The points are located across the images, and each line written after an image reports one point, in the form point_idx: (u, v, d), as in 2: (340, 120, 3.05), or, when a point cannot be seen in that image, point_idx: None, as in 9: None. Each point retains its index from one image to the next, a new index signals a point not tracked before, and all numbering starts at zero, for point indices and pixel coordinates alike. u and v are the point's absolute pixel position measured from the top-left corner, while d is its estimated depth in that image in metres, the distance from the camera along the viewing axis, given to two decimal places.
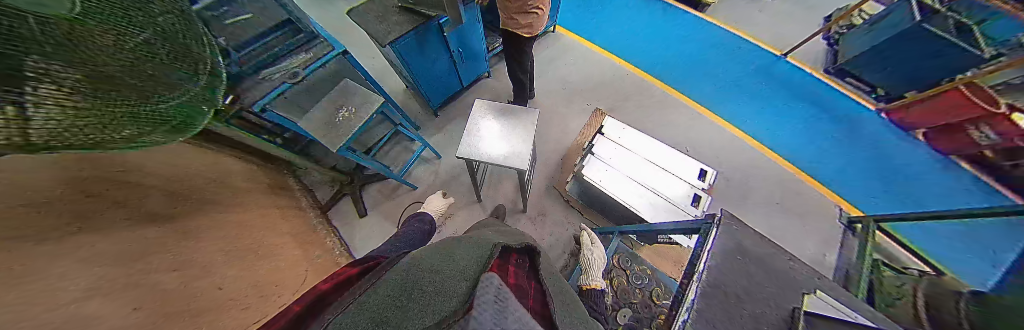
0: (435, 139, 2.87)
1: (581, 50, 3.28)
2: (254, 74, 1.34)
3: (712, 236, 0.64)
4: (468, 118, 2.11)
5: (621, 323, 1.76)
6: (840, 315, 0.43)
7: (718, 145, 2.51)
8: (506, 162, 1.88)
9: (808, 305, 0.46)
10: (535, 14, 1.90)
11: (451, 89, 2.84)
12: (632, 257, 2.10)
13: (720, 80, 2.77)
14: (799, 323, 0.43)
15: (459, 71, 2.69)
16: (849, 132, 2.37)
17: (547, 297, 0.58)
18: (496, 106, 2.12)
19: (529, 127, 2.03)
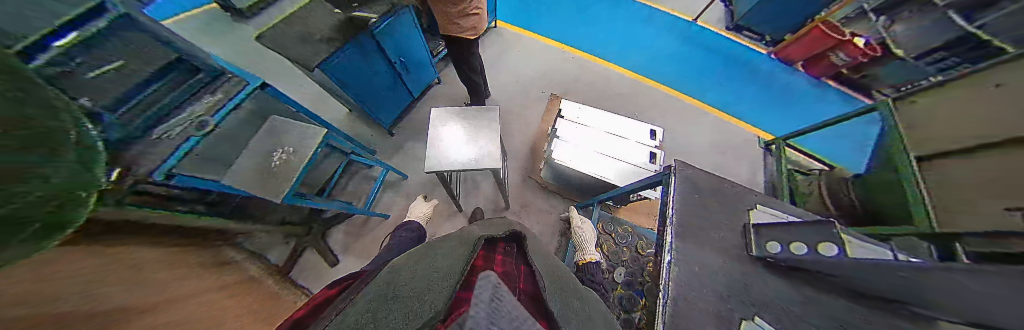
0: (397, 159, 2.73)
1: (525, 42, 3.48)
2: (143, 134, 1.04)
3: (673, 184, 0.80)
4: (430, 130, 2.00)
5: (619, 281, 1.99)
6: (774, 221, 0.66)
7: (658, 103, 2.92)
8: (480, 165, 1.86)
9: (753, 219, 0.67)
10: (477, 16, 1.90)
11: (401, 105, 2.70)
12: (614, 221, 2.48)
13: (650, 49, 3.15)
14: (752, 238, 0.61)
15: (406, 83, 2.54)
16: (751, 73, 2.91)
17: (534, 277, 0.75)
18: (455, 112, 2.06)
19: (492, 125, 2.03)
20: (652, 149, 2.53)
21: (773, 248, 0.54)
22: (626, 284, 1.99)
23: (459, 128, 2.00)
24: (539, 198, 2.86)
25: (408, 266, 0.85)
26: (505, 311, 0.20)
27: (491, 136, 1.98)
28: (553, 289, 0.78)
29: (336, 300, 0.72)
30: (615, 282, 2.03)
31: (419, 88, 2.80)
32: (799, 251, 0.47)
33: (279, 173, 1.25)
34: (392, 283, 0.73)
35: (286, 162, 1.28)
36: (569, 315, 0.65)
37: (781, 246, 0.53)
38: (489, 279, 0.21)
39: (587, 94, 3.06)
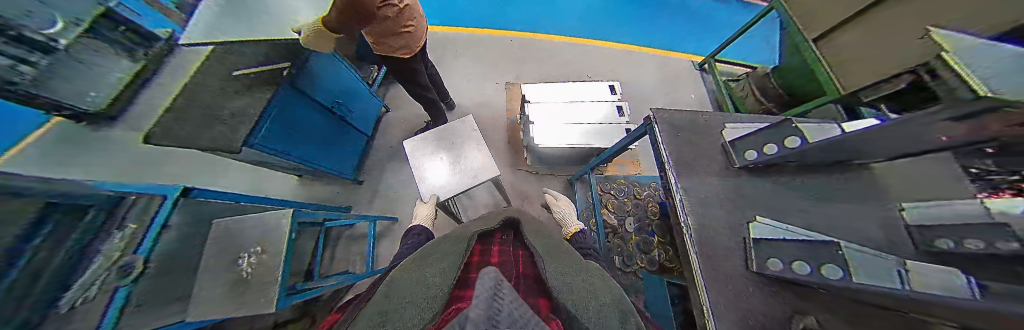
0: (380, 203, 2.55)
1: (464, 41, 3.58)
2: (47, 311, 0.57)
3: (657, 134, 0.90)
4: (414, 167, 1.84)
5: (631, 230, 2.42)
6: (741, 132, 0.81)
7: (596, 62, 3.54)
8: (479, 179, 1.80)
9: (727, 137, 0.80)
10: (408, 33, 1.61)
11: (354, 147, 2.48)
12: (608, 179, 2.82)
13: (577, 12, 3.75)
14: (737, 156, 0.75)
15: (348, 122, 2.27)
16: (652, 11, 3.80)
17: (530, 259, 0.91)
18: (434, 138, 1.93)
19: (474, 136, 1.95)
20: (617, 104, 2.72)
21: (750, 156, 0.72)
22: (638, 230, 2.36)
23: (439, 152, 1.88)
24: (535, 185, 3.11)
25: (406, 273, 0.80)
26: (508, 312, 0.21)
27: (479, 146, 1.91)
28: (555, 266, 0.84)
29: (342, 316, 0.75)
30: (629, 231, 2.44)
31: (366, 122, 2.57)
32: (775, 150, 0.66)
33: (257, 283, 0.92)
34: (391, 285, 0.75)
35: (262, 265, 0.95)
36: (571, 286, 0.72)
37: (758, 152, 0.71)
38: (491, 272, 0.23)
39: (540, 73, 3.52)
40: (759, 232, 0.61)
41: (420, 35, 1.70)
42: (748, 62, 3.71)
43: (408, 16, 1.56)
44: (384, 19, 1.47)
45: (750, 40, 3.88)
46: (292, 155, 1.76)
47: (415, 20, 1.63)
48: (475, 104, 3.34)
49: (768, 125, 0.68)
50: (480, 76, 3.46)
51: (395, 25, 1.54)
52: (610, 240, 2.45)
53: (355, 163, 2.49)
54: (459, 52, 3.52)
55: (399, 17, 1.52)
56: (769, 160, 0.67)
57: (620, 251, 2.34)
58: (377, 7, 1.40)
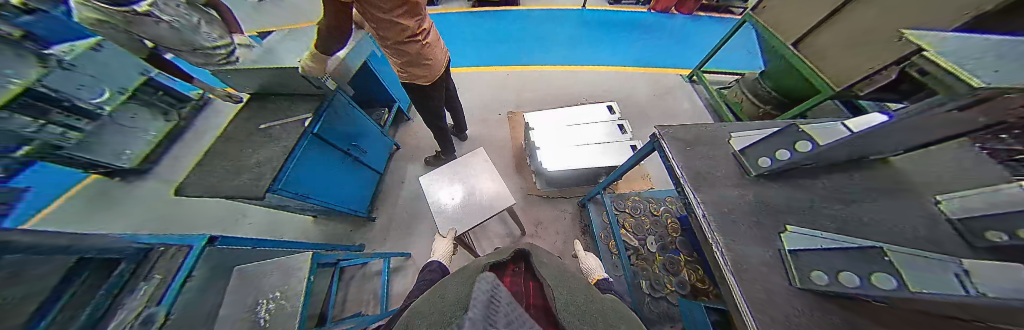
0: (392, 240, 2.53)
1: (466, 79, 3.96)
2: None
3: (665, 148, 0.92)
4: (431, 202, 1.88)
5: (656, 251, 2.41)
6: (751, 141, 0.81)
7: (590, 86, 3.81)
8: (493, 209, 1.83)
9: (735, 146, 0.81)
10: (428, 65, 1.72)
11: (369, 184, 2.57)
12: (619, 196, 2.82)
13: (565, 44, 4.21)
14: (748, 167, 0.75)
15: (364, 162, 2.40)
16: (631, 38, 4.24)
17: (541, 290, 0.86)
18: (446, 172, 2.00)
19: (484, 165, 2.03)
20: (617, 122, 2.84)
21: (764, 163, 0.72)
22: (661, 249, 2.39)
23: (452, 184, 1.95)
24: (547, 209, 3.09)
25: (428, 301, 0.82)
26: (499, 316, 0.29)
27: (489, 175, 1.98)
28: (568, 294, 0.85)
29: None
30: (652, 251, 2.43)
31: (380, 160, 2.69)
32: (786, 156, 0.67)
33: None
34: (409, 319, 0.74)
35: (280, 310, 0.88)
36: (588, 320, 0.69)
37: (770, 158, 0.71)
38: (488, 281, 0.34)
39: (540, 100, 3.74)
40: (792, 244, 0.56)
41: (439, 65, 1.79)
42: (735, 71, 3.94)
43: (428, 51, 1.65)
44: (409, 51, 1.56)
45: (733, 50, 4.17)
46: (315, 198, 1.87)
47: (434, 54, 1.70)
48: (482, 134, 3.51)
49: (769, 135, 0.71)
50: (484, 108, 3.72)
51: (419, 57, 1.63)
52: (636, 263, 2.37)
53: (366, 199, 2.52)
54: (463, 89, 3.86)
55: (422, 52, 1.60)
56: (779, 166, 0.67)
57: (647, 276, 2.30)
58: (402, 40, 1.50)
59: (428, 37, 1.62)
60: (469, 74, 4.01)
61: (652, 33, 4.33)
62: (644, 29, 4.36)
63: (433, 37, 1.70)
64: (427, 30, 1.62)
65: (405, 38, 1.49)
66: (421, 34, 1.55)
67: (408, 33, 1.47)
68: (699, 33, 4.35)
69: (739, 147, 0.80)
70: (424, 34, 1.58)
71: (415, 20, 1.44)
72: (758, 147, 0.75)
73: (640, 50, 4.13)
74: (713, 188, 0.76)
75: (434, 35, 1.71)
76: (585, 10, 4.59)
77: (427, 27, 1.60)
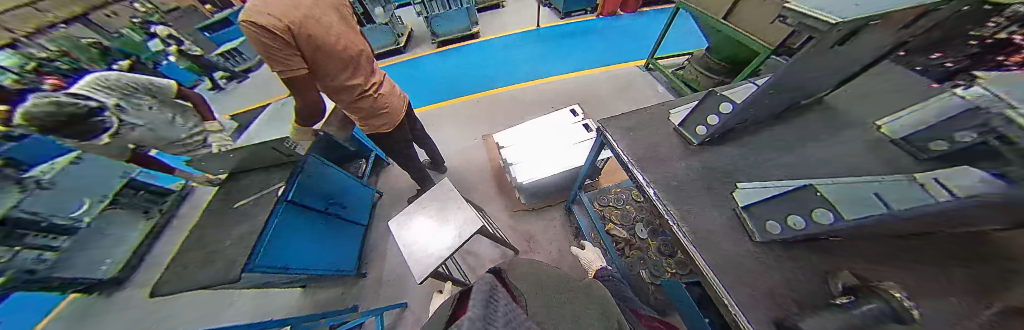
0: (387, 291, 2.46)
1: (437, 113, 4.08)
2: None
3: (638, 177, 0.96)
4: (403, 245, 1.86)
5: (647, 239, 2.42)
6: (759, 193, 0.65)
7: (555, 96, 3.98)
8: (465, 237, 1.81)
9: (741, 203, 0.67)
10: (386, 113, 1.76)
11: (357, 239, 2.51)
12: (605, 192, 2.83)
13: (525, 62, 4.44)
14: (749, 228, 0.63)
15: (344, 219, 2.34)
16: (584, 44, 4.53)
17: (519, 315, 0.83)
18: (415, 210, 2.02)
19: (453, 195, 2.07)
20: (584, 123, 2.97)
21: (774, 228, 0.57)
22: (651, 234, 2.43)
23: (423, 220, 1.96)
24: (539, 222, 3.07)
25: None
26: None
27: (459, 202, 2.01)
28: None
29: None
30: (643, 239, 2.45)
31: (361, 212, 2.65)
32: (801, 225, 0.52)
33: None
34: None
35: None
36: None
37: (780, 224, 0.57)
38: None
39: (513, 118, 3.87)
40: (768, 230, 0.59)
41: (399, 110, 1.82)
42: (685, 52, 4.20)
43: (385, 100, 1.72)
44: (363, 105, 1.65)
45: (678, 34, 4.47)
46: (302, 266, 1.78)
47: (390, 101, 1.76)
48: (463, 162, 3.57)
49: (777, 195, 0.59)
50: (459, 136, 3.80)
51: (375, 109, 1.69)
52: (629, 255, 2.37)
53: (355, 254, 2.44)
54: (436, 123, 3.96)
55: (376, 103, 1.67)
56: (807, 235, 0.50)
57: (644, 263, 2.30)
58: (355, 98, 1.62)
59: (381, 88, 1.71)
60: (443, 109, 4.15)
61: (601, 35, 4.64)
62: (594, 33, 4.68)
63: (387, 85, 1.78)
64: (380, 83, 1.72)
65: (356, 96, 1.60)
66: (372, 87, 1.65)
67: (358, 90, 1.58)
68: (644, 27, 4.67)
69: (745, 202, 0.65)
70: (376, 86, 1.67)
71: (361, 77, 1.57)
72: (766, 206, 0.61)
73: (594, 52, 4.40)
74: (671, 186, 0.74)
75: (391, 85, 1.80)
76: (539, 28, 4.90)
77: (379, 79, 1.71)
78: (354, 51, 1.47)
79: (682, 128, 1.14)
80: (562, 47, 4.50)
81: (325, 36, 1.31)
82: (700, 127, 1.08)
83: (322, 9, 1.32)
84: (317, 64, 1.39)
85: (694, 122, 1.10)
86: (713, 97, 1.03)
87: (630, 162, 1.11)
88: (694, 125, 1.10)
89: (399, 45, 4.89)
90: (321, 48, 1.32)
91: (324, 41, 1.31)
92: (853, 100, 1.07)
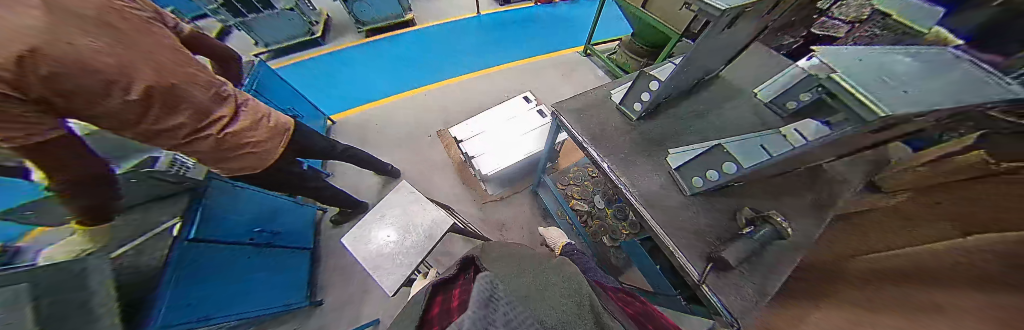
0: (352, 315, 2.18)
1: (379, 111, 3.60)
2: None
3: (596, 155, 1.11)
4: (363, 261, 1.52)
5: (604, 206, 2.63)
6: (684, 156, 0.93)
7: (507, 82, 3.92)
8: (437, 238, 1.56)
9: (674, 163, 0.94)
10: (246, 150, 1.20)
11: (307, 266, 2.05)
12: (564, 173, 2.94)
13: (469, 51, 4.21)
14: (687, 188, 0.92)
15: (285, 245, 1.83)
16: (526, 30, 4.50)
17: None
18: (373, 217, 1.65)
19: (415, 194, 1.73)
20: (538, 109, 2.97)
21: (713, 176, 0.85)
22: (608, 203, 2.64)
23: (384, 228, 1.62)
24: (505, 210, 3.06)
25: None
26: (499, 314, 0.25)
27: (424, 202, 1.70)
28: None
29: None
30: (601, 207, 2.65)
31: (304, 230, 2.10)
32: (716, 176, 0.84)
33: None
34: None
35: None
36: None
37: (702, 178, 0.88)
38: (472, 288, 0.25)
39: (468, 109, 3.67)
40: (699, 185, 0.88)
41: (270, 148, 1.27)
42: (616, 37, 4.57)
43: (238, 140, 1.16)
44: (199, 150, 1.10)
45: (610, 19, 4.81)
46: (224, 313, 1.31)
47: (251, 138, 1.19)
48: (417, 164, 3.24)
49: (700, 155, 0.88)
50: (410, 134, 3.44)
51: (221, 152, 1.14)
52: (590, 225, 2.56)
53: (306, 277, 2.03)
54: (381, 123, 3.50)
55: (221, 145, 1.13)
56: (732, 178, 0.79)
57: (605, 229, 2.53)
58: (180, 141, 1.06)
59: (234, 123, 1.15)
60: (385, 107, 3.67)
61: (541, 21, 4.66)
62: (535, 19, 4.67)
63: (251, 114, 1.22)
64: (233, 113, 1.15)
65: (181, 138, 1.04)
66: (207, 126, 1.08)
67: (180, 133, 1.03)
68: (580, 13, 4.87)
69: (677, 165, 0.94)
70: (220, 121, 1.11)
71: (182, 113, 1.01)
72: (689, 166, 0.91)
73: (538, 38, 4.41)
74: None
75: (261, 117, 1.25)
76: (480, 15, 4.67)
77: (232, 111, 1.14)
78: (164, 75, 0.94)
79: (622, 106, 1.22)
80: (506, 35, 4.40)
81: (69, 57, 0.77)
82: (636, 104, 1.18)
83: (69, 14, 0.80)
84: (83, 101, 0.84)
85: (630, 100, 1.20)
86: (642, 79, 1.11)
87: (585, 142, 1.16)
88: (631, 102, 1.20)
89: (317, 36, 4.05)
90: (79, 81, 0.79)
91: (81, 71, 0.79)
92: (736, 71, 1.34)
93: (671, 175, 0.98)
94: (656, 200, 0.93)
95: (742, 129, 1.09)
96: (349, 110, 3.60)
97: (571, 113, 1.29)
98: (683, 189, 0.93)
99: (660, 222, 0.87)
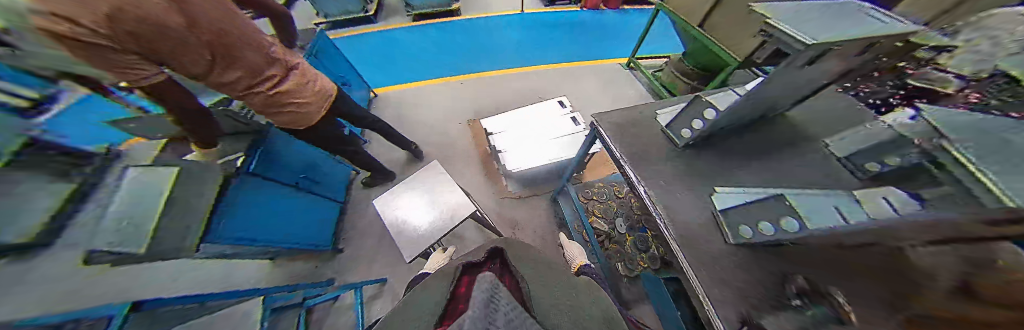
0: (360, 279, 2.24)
1: (416, 93, 3.75)
2: None
3: (630, 173, 1.09)
4: (388, 226, 1.61)
5: (625, 232, 2.51)
6: (736, 201, 0.84)
7: (542, 83, 3.89)
8: (457, 219, 1.60)
9: (720, 206, 0.87)
10: (289, 108, 1.38)
11: (332, 222, 2.18)
12: (587, 186, 2.84)
13: (510, 47, 4.25)
14: (727, 231, 0.82)
15: (320, 199, 2.00)
16: (570, 34, 4.43)
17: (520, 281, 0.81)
18: (403, 188, 1.75)
19: (444, 176, 1.79)
20: (570, 115, 2.92)
21: (769, 229, 0.68)
22: (630, 229, 2.51)
23: (412, 199, 1.69)
24: (522, 209, 2.92)
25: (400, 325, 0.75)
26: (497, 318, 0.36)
27: (451, 184, 1.76)
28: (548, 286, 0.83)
29: None
30: (621, 232, 2.52)
31: (339, 189, 2.28)
32: (773, 230, 0.67)
33: None
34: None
35: None
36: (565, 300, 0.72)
37: (752, 229, 0.75)
38: None
39: (499, 104, 3.71)
40: (749, 235, 0.75)
41: (314, 109, 1.47)
42: (664, 53, 4.33)
43: (283, 98, 1.34)
44: (254, 102, 1.29)
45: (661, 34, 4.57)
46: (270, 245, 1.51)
47: (295, 96, 1.38)
48: (441, 148, 3.29)
49: (751, 204, 0.77)
50: (441, 119, 3.54)
51: (270, 106, 1.34)
52: (608, 248, 2.44)
53: (331, 231, 2.17)
54: (416, 104, 3.64)
55: (270, 101, 1.31)
56: (791, 238, 0.60)
57: (622, 256, 2.39)
58: (240, 93, 1.25)
59: (283, 83, 1.32)
60: (422, 90, 3.81)
61: (587, 26, 4.55)
62: (580, 23, 4.57)
63: (297, 76, 1.40)
64: (282, 74, 1.32)
65: (239, 91, 1.24)
66: (261, 83, 1.26)
67: (241, 86, 1.21)
68: (629, 23, 4.67)
69: (723, 207, 0.86)
70: (272, 79, 1.29)
71: (241, 72, 1.17)
72: (740, 212, 0.81)
73: (580, 42, 4.32)
74: None
75: (307, 80, 1.43)
76: (525, 13, 4.69)
77: (281, 72, 1.32)
78: (223, 35, 1.04)
79: (668, 130, 1.16)
80: (549, 36, 4.37)
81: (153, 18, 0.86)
82: (685, 130, 1.11)
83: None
84: (166, 56, 0.96)
85: (679, 125, 1.13)
86: (696, 103, 1.02)
87: (623, 159, 1.15)
88: (679, 128, 1.13)
89: (372, 15, 4.34)
90: (157, 42, 0.90)
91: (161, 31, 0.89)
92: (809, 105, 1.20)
93: (717, 217, 0.88)
94: (691, 233, 0.87)
95: (798, 171, 1.01)
96: (389, 87, 3.79)
97: (614, 127, 1.28)
98: (722, 232, 0.84)
99: (697, 248, 0.81)
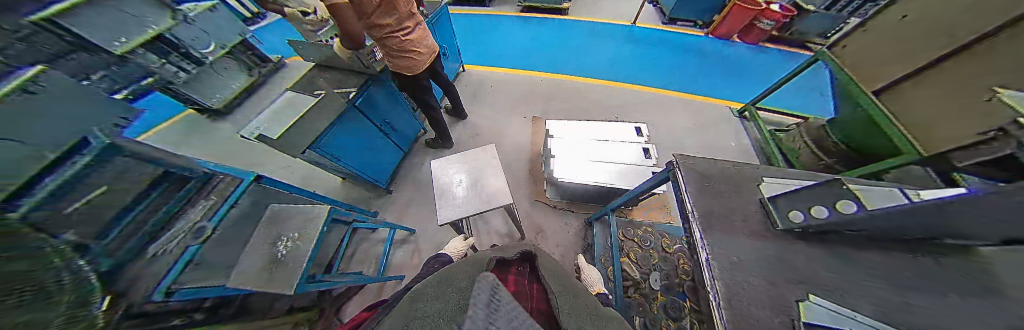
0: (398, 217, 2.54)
1: (496, 77, 3.98)
2: (133, 258, 0.80)
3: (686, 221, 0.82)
4: (435, 185, 1.76)
5: (657, 289, 2.03)
6: (836, 318, 0.49)
7: (623, 102, 3.56)
8: (490, 203, 1.64)
9: (805, 315, 0.53)
10: (408, 55, 1.70)
11: (394, 163, 2.51)
12: (632, 225, 2.46)
13: (602, 57, 4.04)
14: None
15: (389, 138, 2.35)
16: (676, 60, 3.91)
17: (545, 293, 0.78)
18: (457, 158, 1.89)
19: (493, 161, 1.87)
20: (644, 146, 2.58)
21: None
22: (665, 289, 2.01)
23: (460, 171, 1.81)
24: (554, 220, 2.81)
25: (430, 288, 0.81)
26: (503, 314, 0.21)
27: (496, 170, 1.82)
28: (572, 308, 0.76)
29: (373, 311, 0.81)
30: (654, 287, 2.05)
31: (407, 139, 2.64)
32: None
33: (289, 263, 1.04)
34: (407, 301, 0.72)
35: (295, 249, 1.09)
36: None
37: None
38: (492, 277, 0.23)
39: (569, 111, 3.58)
40: None
41: (424, 59, 1.79)
42: (799, 111, 3.36)
43: (409, 46, 1.66)
44: (387, 45, 1.61)
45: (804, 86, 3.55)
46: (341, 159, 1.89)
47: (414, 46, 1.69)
48: (499, 133, 3.38)
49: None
50: (509, 106, 3.65)
51: (398, 50, 1.64)
52: (632, 296, 2.02)
53: (391, 171, 2.51)
54: (493, 86, 3.87)
55: (399, 46, 1.62)
56: None
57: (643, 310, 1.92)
58: (381, 36, 1.57)
59: (411, 34, 1.65)
60: (503, 75, 4.01)
61: (700, 57, 3.93)
62: (693, 51, 3.98)
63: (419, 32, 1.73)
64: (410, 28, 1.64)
65: (384, 33, 1.55)
66: (400, 30, 1.59)
67: (385, 30, 1.54)
68: (761, 63, 3.80)
69: (815, 321, 0.51)
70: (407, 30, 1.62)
71: (392, 18, 1.52)
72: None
73: (685, 72, 3.76)
74: (727, 238, 0.72)
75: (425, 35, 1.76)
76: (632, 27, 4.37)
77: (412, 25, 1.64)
78: None
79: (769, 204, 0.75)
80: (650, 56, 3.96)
81: None
82: (798, 212, 0.69)
83: None
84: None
85: (792, 203, 0.71)
86: (833, 186, 0.61)
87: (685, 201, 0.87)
88: (790, 208, 0.71)
89: None
90: None
91: None
92: None
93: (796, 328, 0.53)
94: None
95: None
96: (477, 66, 4.13)
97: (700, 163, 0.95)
98: None
99: None
